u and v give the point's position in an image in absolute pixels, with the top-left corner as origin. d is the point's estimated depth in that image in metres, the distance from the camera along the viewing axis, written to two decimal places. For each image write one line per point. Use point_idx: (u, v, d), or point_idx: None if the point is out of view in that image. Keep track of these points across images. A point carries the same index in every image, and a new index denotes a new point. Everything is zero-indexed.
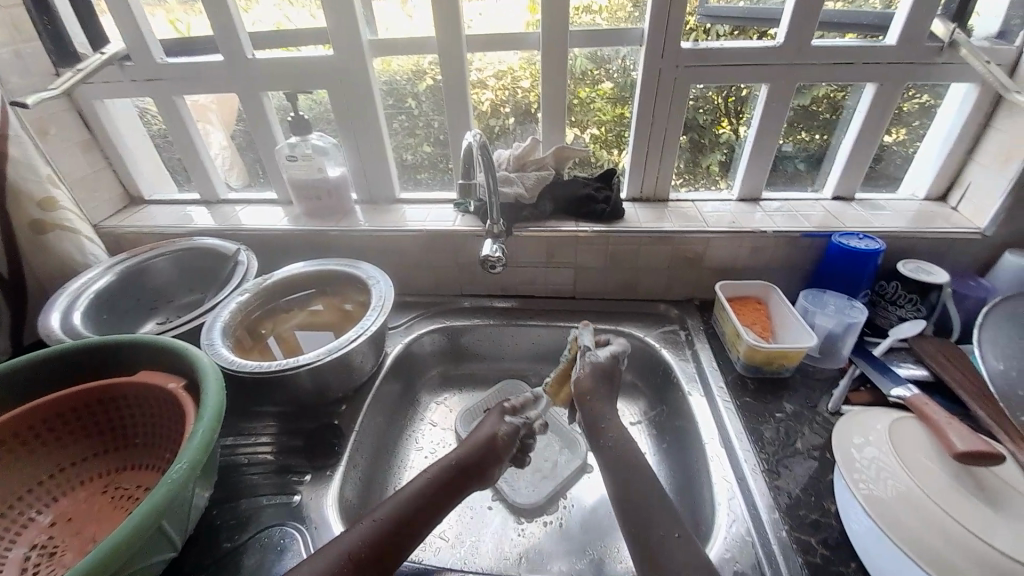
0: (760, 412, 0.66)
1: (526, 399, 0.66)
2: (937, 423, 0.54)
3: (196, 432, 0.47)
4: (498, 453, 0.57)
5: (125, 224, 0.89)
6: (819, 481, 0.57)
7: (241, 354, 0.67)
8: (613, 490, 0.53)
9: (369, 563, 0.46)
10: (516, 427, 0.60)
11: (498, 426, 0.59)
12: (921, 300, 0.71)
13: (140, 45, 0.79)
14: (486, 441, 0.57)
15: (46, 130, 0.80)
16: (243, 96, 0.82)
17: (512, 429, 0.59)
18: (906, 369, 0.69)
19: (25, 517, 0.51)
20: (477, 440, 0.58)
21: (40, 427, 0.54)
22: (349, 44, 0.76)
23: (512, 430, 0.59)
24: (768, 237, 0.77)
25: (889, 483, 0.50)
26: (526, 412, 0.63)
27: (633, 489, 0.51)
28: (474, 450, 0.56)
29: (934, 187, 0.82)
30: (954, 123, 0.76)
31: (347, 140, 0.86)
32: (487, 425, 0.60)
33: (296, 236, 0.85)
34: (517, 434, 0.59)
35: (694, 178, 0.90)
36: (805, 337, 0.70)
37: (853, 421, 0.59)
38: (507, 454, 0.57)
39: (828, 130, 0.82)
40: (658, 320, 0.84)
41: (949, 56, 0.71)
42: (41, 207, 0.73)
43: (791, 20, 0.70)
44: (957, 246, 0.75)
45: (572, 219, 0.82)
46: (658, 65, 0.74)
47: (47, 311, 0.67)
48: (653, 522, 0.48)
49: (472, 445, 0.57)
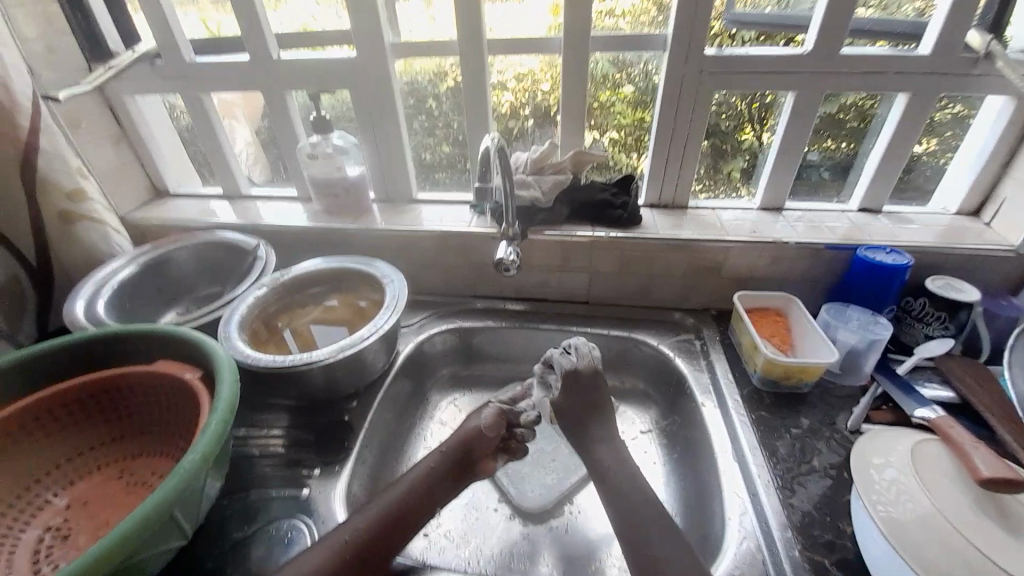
0: (775, 427, 0.65)
1: (517, 393, 0.68)
2: (961, 445, 0.52)
3: (209, 422, 0.48)
4: (485, 442, 0.60)
5: (151, 216, 0.91)
6: (834, 500, 0.56)
7: (257, 347, 0.68)
8: (615, 514, 0.52)
9: (367, 549, 0.48)
10: (499, 411, 0.63)
11: (485, 415, 0.62)
12: (950, 318, 0.68)
13: (169, 42, 0.81)
14: (472, 431, 0.60)
15: (76, 123, 0.82)
16: (267, 95, 0.84)
17: (496, 412, 0.62)
18: (931, 390, 0.66)
19: (42, 498, 0.53)
20: (464, 431, 0.60)
21: (59, 412, 0.55)
22: (370, 45, 0.77)
23: (495, 416, 0.62)
24: (789, 248, 0.75)
25: (908, 507, 0.48)
26: (518, 405, 0.66)
27: (641, 514, 0.50)
28: (462, 439, 0.59)
29: (966, 201, 0.79)
30: (990, 135, 0.73)
31: (366, 140, 0.86)
32: (477, 413, 0.63)
33: (313, 233, 0.86)
34: (502, 417, 0.62)
35: (715, 185, 0.87)
36: (825, 351, 0.68)
37: (873, 440, 0.57)
38: (494, 436, 0.60)
39: (855, 139, 0.80)
40: (673, 328, 0.82)
41: (985, 67, 0.69)
42: (70, 198, 0.76)
43: (819, 27, 0.69)
44: (989, 264, 0.73)
45: (588, 223, 0.82)
46: (680, 71, 0.73)
47: (72, 300, 0.69)
48: (652, 544, 0.48)
49: (461, 436, 0.59)
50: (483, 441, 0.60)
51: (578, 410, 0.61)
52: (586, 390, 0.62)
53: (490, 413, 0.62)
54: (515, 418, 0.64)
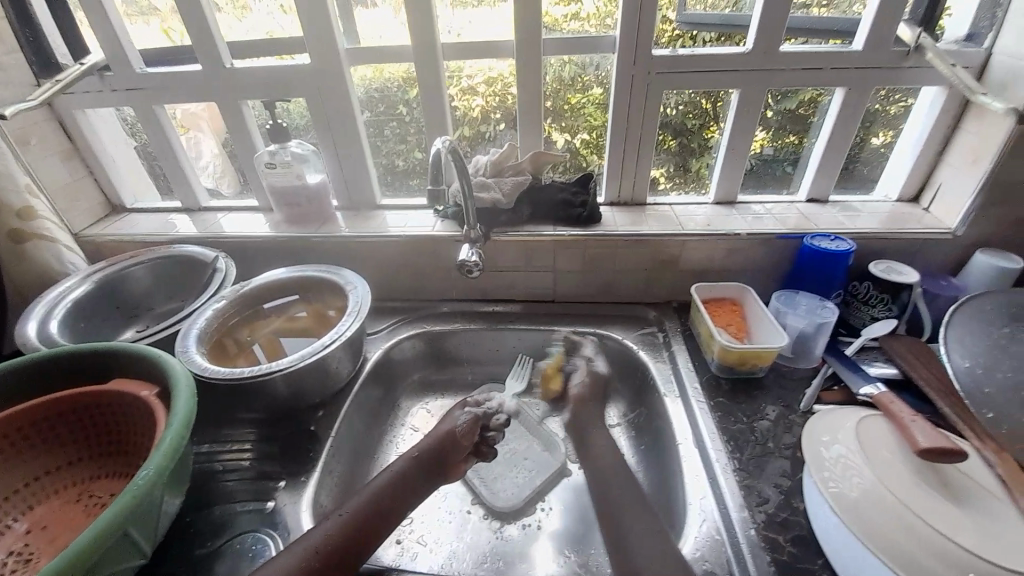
0: (734, 412, 0.67)
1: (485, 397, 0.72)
2: (901, 418, 0.55)
3: (165, 437, 0.47)
4: (459, 445, 0.62)
5: (106, 233, 0.89)
6: (790, 481, 0.58)
7: (219, 361, 0.67)
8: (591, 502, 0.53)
9: (340, 551, 0.48)
10: (473, 417, 0.65)
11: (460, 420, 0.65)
12: (893, 300, 0.72)
13: (119, 56, 0.80)
14: (447, 433, 0.63)
15: (25, 140, 0.80)
16: (223, 106, 0.83)
17: (471, 419, 0.64)
18: (877, 368, 0.70)
19: (1, 525, 0.51)
20: (439, 433, 0.62)
21: (15, 436, 0.54)
22: (326, 52, 0.77)
23: (469, 422, 0.65)
24: (742, 239, 0.78)
25: (854, 482, 0.50)
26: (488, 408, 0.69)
27: None
28: (440, 437, 0.62)
29: (906, 188, 0.83)
30: (924, 125, 0.77)
31: (325, 146, 0.86)
32: (451, 418, 0.66)
33: (277, 243, 0.86)
34: (476, 423, 0.65)
35: (684, 182, 0.91)
36: (777, 336, 0.70)
37: (823, 420, 0.59)
38: (468, 443, 0.63)
39: (802, 132, 0.84)
40: (638, 322, 0.84)
41: (915, 60, 0.72)
42: (19, 217, 0.74)
43: (758, 26, 0.72)
44: (928, 247, 0.76)
45: (550, 223, 0.83)
46: (631, 72, 0.76)
47: (23, 320, 0.67)
48: None
49: (434, 436, 0.62)
50: (457, 443, 0.62)
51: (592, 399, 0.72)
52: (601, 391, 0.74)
53: (465, 419, 0.65)
54: (488, 422, 0.67)
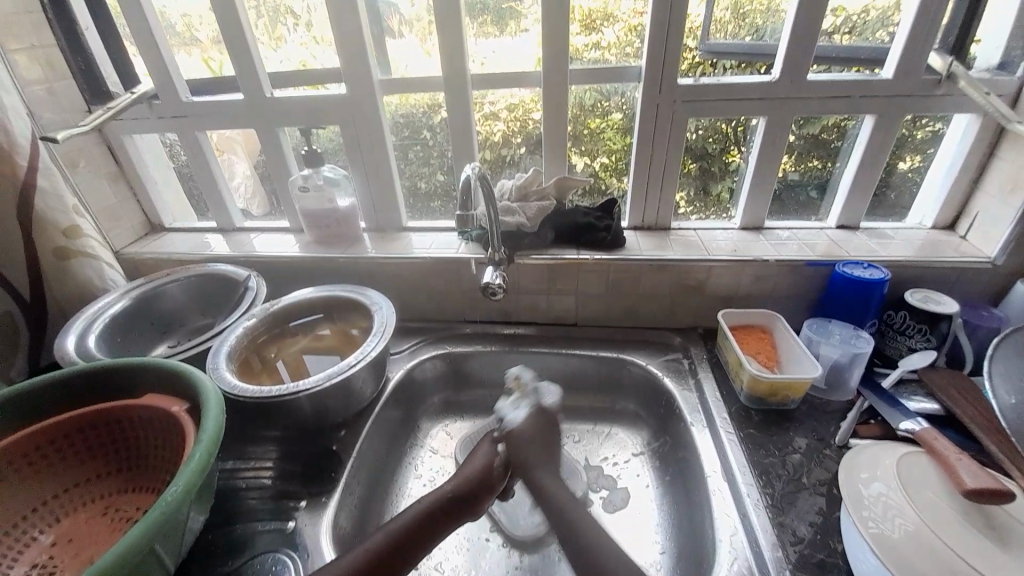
0: (765, 445, 0.64)
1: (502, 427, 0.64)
2: (946, 457, 0.52)
3: (193, 454, 0.48)
4: (491, 481, 0.59)
5: (144, 251, 0.93)
6: (826, 520, 0.55)
7: (247, 378, 0.68)
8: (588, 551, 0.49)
9: None
10: (506, 457, 0.61)
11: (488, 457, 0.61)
12: (931, 330, 0.69)
13: (168, 86, 0.84)
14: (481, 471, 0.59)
15: (75, 163, 0.85)
16: (261, 133, 0.87)
17: (504, 461, 0.60)
18: (917, 402, 0.67)
19: (27, 536, 0.52)
20: (468, 473, 0.58)
21: (48, 447, 0.55)
22: (360, 81, 0.80)
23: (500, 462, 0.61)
24: (770, 266, 0.76)
25: (896, 522, 0.48)
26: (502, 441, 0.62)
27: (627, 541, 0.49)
28: (478, 473, 0.59)
29: (942, 216, 0.81)
30: (958, 151, 0.76)
31: (356, 171, 0.89)
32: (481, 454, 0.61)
33: (306, 263, 0.88)
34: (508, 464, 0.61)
35: (705, 207, 0.90)
36: (809, 366, 0.68)
37: (859, 455, 0.57)
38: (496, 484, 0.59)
39: (832, 158, 0.83)
40: (662, 348, 0.83)
41: (948, 88, 0.72)
42: (66, 235, 0.77)
43: (786, 55, 0.72)
44: (967, 276, 0.74)
45: (573, 247, 0.83)
46: (655, 101, 0.77)
47: (64, 333, 0.69)
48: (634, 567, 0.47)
49: (469, 473, 0.58)
50: (493, 479, 0.59)
51: (535, 444, 0.61)
52: (549, 427, 0.64)
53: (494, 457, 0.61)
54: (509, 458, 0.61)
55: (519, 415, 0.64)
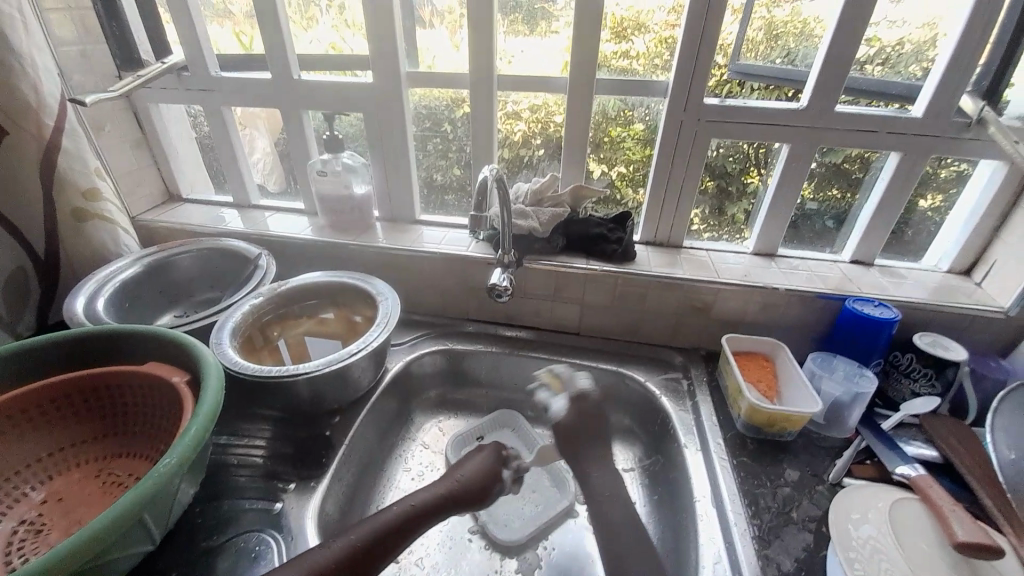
0: (758, 475, 0.64)
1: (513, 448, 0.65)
2: (939, 506, 0.51)
3: (189, 428, 0.48)
4: (478, 494, 0.58)
5: (160, 219, 0.94)
6: (812, 557, 0.55)
7: (249, 354, 0.69)
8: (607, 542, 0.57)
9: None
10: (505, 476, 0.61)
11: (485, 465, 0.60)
12: (936, 375, 0.68)
13: (198, 58, 0.85)
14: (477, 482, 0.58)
15: (100, 127, 0.86)
16: (284, 113, 0.87)
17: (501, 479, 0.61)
18: (915, 448, 0.65)
19: (19, 491, 0.53)
20: (461, 479, 0.58)
21: (47, 405, 0.56)
22: (386, 71, 0.81)
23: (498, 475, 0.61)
24: (779, 294, 0.76)
25: (881, 567, 0.48)
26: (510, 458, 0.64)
27: None
28: (478, 481, 0.59)
29: (958, 260, 0.80)
30: (984, 192, 0.74)
31: (374, 159, 0.89)
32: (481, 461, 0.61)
33: (316, 246, 0.88)
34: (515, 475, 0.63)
35: (718, 226, 0.89)
36: (810, 400, 0.68)
37: (851, 495, 0.56)
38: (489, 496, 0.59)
39: (855, 189, 0.82)
40: (663, 365, 0.82)
41: (977, 132, 0.71)
42: (85, 197, 0.78)
43: (816, 83, 0.72)
44: (977, 324, 0.73)
45: (582, 256, 0.83)
46: (679, 118, 0.76)
47: (74, 294, 0.70)
48: None
49: (463, 481, 0.58)
50: (485, 492, 0.59)
51: (576, 434, 0.65)
52: (589, 412, 0.67)
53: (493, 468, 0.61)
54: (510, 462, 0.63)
55: (559, 406, 0.68)
